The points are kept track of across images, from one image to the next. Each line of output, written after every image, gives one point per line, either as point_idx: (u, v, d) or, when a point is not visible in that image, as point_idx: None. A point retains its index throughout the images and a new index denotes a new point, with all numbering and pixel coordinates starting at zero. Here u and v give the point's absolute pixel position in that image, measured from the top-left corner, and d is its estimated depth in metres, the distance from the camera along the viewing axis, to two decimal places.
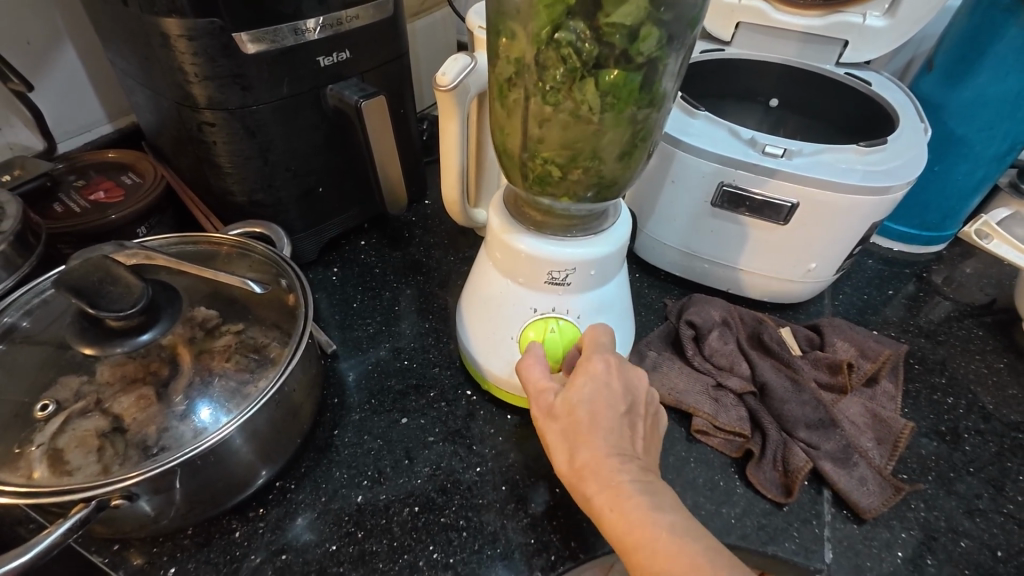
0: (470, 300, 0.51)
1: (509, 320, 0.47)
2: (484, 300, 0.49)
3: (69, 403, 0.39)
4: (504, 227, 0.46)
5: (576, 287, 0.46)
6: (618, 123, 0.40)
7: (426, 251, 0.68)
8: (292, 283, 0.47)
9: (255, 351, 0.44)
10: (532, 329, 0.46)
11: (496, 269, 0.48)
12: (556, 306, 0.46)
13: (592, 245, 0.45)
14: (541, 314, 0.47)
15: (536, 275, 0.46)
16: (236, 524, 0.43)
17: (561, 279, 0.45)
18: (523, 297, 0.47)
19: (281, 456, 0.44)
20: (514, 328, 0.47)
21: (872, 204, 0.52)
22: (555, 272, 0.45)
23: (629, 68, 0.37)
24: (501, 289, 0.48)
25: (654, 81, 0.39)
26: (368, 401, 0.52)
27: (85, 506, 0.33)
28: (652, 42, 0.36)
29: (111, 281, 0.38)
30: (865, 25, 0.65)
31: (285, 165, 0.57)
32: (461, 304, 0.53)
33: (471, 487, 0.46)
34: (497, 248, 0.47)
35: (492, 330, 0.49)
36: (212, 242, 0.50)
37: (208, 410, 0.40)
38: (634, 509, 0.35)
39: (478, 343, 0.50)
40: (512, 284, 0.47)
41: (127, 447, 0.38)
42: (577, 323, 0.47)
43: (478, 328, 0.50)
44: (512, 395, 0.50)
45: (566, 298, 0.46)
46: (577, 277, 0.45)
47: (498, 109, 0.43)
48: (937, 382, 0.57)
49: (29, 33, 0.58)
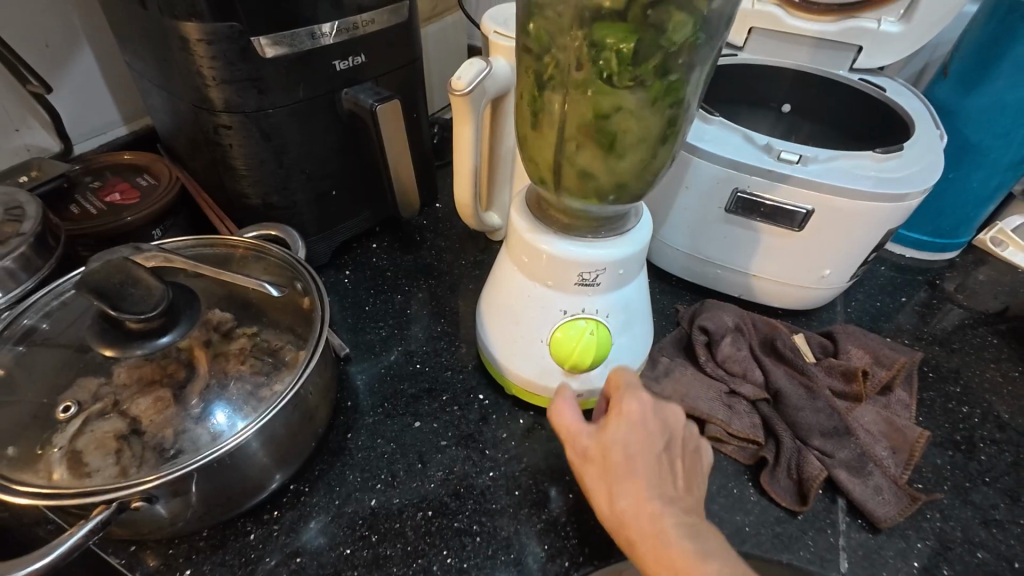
0: (492, 305, 0.51)
1: (538, 323, 0.47)
2: (509, 305, 0.49)
3: (87, 404, 0.40)
4: (530, 231, 0.46)
5: (606, 287, 0.46)
6: (648, 117, 0.40)
7: (438, 254, 0.69)
8: (307, 286, 0.47)
9: (270, 354, 0.44)
10: (562, 331, 0.47)
11: (522, 273, 0.48)
12: (586, 307, 0.47)
13: (620, 244, 0.45)
14: (572, 315, 0.47)
15: (566, 277, 0.45)
16: (251, 526, 0.43)
17: (591, 280, 0.45)
18: (552, 300, 0.47)
19: (296, 459, 0.44)
20: (544, 330, 0.47)
21: (888, 210, 0.51)
22: (585, 274, 0.45)
23: (658, 60, 0.37)
24: (529, 292, 0.47)
25: (684, 73, 0.39)
26: (381, 405, 0.52)
27: (106, 508, 0.33)
28: (683, 32, 0.36)
29: (132, 284, 0.38)
30: (879, 30, 0.65)
31: (300, 168, 0.57)
32: (480, 307, 0.53)
33: (484, 492, 0.46)
34: (524, 252, 0.47)
35: (518, 335, 0.49)
36: (227, 244, 0.50)
37: (224, 413, 0.40)
38: (677, 559, 0.36)
39: (500, 346, 0.50)
40: (541, 288, 0.47)
41: (144, 450, 0.39)
42: (606, 323, 0.47)
43: (500, 332, 0.50)
44: (532, 396, 0.50)
45: (594, 299, 0.46)
46: (607, 277, 0.46)
47: (526, 111, 0.44)
48: (952, 391, 0.56)
49: (47, 36, 0.58)
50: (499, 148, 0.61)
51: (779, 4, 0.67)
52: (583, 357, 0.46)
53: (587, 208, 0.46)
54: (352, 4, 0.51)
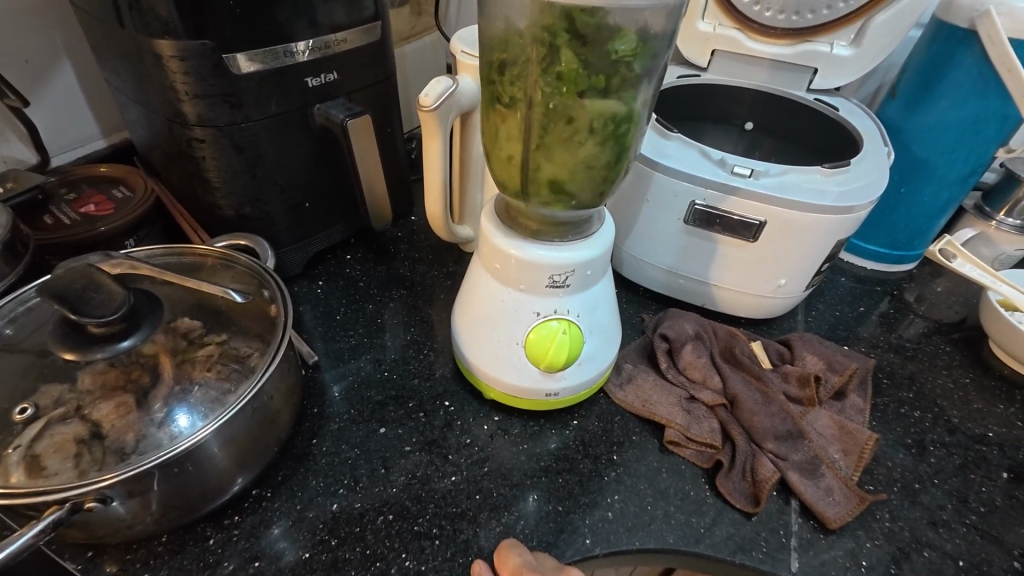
0: (467, 311, 0.52)
1: (513, 325, 0.49)
2: (483, 310, 0.50)
3: (48, 409, 0.40)
4: (501, 237, 0.47)
5: (575, 288, 0.48)
6: (604, 124, 0.42)
7: (412, 266, 0.70)
8: (273, 294, 0.48)
9: (236, 361, 0.45)
10: (535, 333, 0.48)
11: (495, 279, 0.49)
12: (557, 308, 0.48)
13: (586, 246, 0.47)
14: (544, 316, 0.48)
15: (537, 280, 0.47)
16: (211, 531, 0.43)
17: (561, 281, 0.47)
18: (525, 302, 0.48)
19: (257, 463, 0.45)
20: (519, 332, 0.49)
21: (837, 222, 0.54)
22: (556, 276, 0.46)
23: (607, 71, 0.39)
24: (502, 296, 0.49)
25: (634, 84, 0.41)
26: (348, 411, 0.52)
27: (59, 508, 0.34)
28: (627, 44, 0.38)
29: (95, 288, 0.39)
30: (833, 54, 0.68)
31: (273, 180, 0.58)
32: (455, 313, 0.55)
33: (445, 496, 0.46)
34: (496, 259, 0.48)
35: (494, 338, 0.50)
36: (196, 253, 0.51)
37: (185, 416, 0.41)
38: None
39: (474, 350, 0.51)
40: (514, 291, 0.48)
41: (105, 454, 0.39)
42: (577, 322, 0.49)
43: (476, 337, 0.51)
44: (507, 396, 0.52)
45: (566, 299, 0.48)
46: (575, 278, 0.47)
47: (491, 122, 0.45)
48: (905, 397, 0.58)
49: (28, 52, 0.60)
50: (471, 161, 0.62)
51: (739, 27, 0.70)
52: (558, 356, 0.48)
53: (553, 214, 0.48)
54: (325, 24, 0.54)
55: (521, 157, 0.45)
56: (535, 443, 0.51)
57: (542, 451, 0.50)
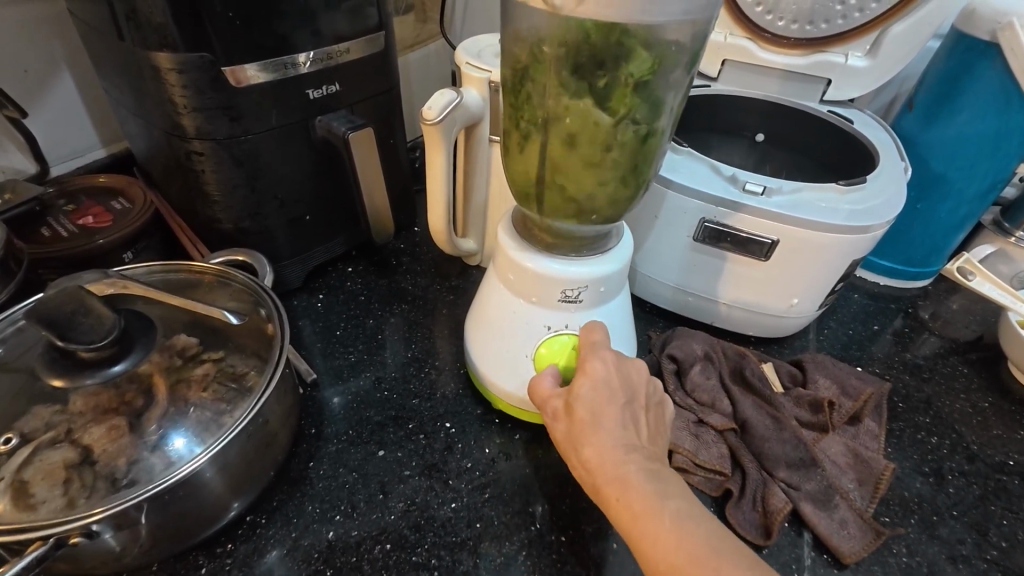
0: (479, 320, 0.51)
1: (522, 338, 0.47)
2: (493, 321, 0.49)
3: (38, 433, 0.39)
4: (514, 248, 0.46)
5: (588, 304, 0.46)
6: (623, 146, 0.40)
7: (413, 279, 0.69)
8: (269, 313, 0.47)
9: (233, 380, 0.44)
10: (546, 346, 0.47)
11: (507, 290, 0.48)
12: (569, 323, 0.47)
13: (601, 262, 0.45)
14: (555, 331, 0.47)
15: (549, 294, 0.46)
16: (203, 560, 0.42)
17: (574, 296, 0.46)
18: (537, 316, 0.47)
19: (253, 488, 0.43)
20: (528, 346, 0.47)
21: (852, 242, 0.52)
22: (569, 290, 0.45)
23: (620, 92, 0.38)
24: (513, 308, 0.48)
25: (650, 106, 0.39)
26: (346, 432, 0.51)
27: (43, 543, 0.33)
28: (641, 65, 0.37)
29: (83, 313, 0.38)
30: (847, 64, 0.66)
31: (273, 193, 0.57)
32: (467, 323, 0.54)
33: (445, 524, 0.45)
34: (509, 269, 0.47)
35: (503, 351, 0.49)
36: (193, 271, 0.49)
37: (182, 440, 0.40)
38: (638, 501, 0.35)
39: (484, 362, 0.50)
40: (525, 304, 0.47)
41: (95, 479, 0.38)
42: None
43: (485, 349, 0.50)
44: (517, 410, 0.50)
45: (578, 315, 0.47)
46: (588, 294, 0.46)
47: (509, 141, 0.44)
48: (922, 422, 0.56)
49: (26, 62, 0.59)
50: (480, 173, 0.61)
51: (750, 36, 0.68)
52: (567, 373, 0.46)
53: (569, 228, 0.46)
54: (327, 35, 0.52)
55: (539, 177, 0.43)
56: (538, 467, 0.49)
57: (545, 476, 0.49)
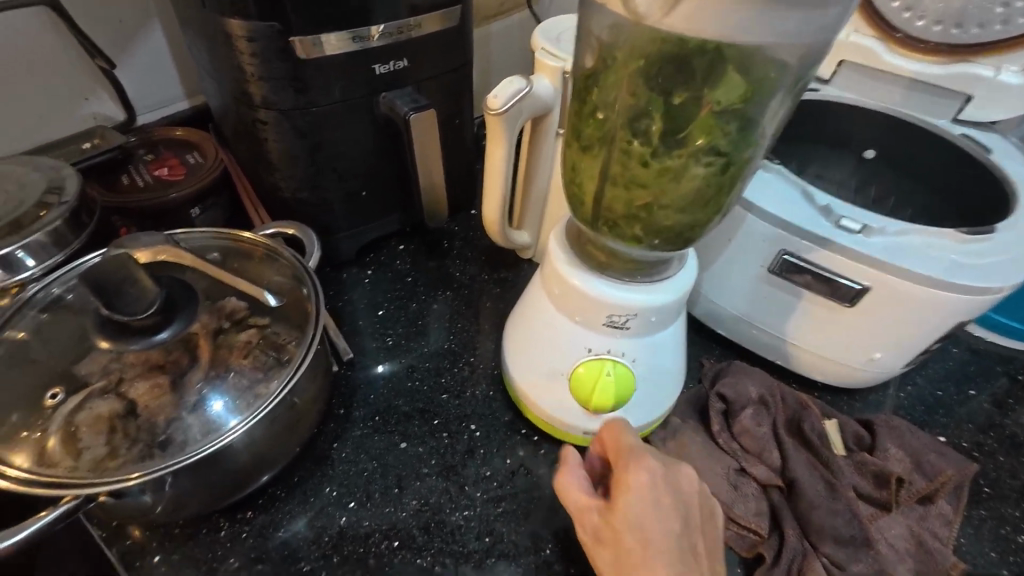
0: (518, 327, 0.48)
1: (560, 356, 0.44)
2: (532, 331, 0.46)
3: (93, 379, 0.41)
4: (564, 261, 0.43)
5: (636, 332, 0.42)
6: (693, 178, 0.35)
7: (462, 266, 0.67)
8: (310, 294, 0.46)
9: (274, 349, 0.45)
10: (585, 368, 0.43)
11: (551, 302, 0.45)
12: (612, 348, 0.43)
13: (656, 291, 0.41)
14: (595, 354, 0.43)
15: (594, 315, 0.42)
16: (224, 523, 0.44)
17: (621, 323, 0.42)
18: (578, 336, 0.43)
19: (277, 463, 0.45)
20: (565, 365, 0.44)
21: (962, 302, 0.44)
22: (616, 316, 0.41)
23: (700, 117, 0.33)
24: (554, 323, 0.44)
25: (733, 137, 0.34)
26: (372, 418, 0.51)
27: (75, 497, 0.36)
28: (731, 89, 0.32)
29: (130, 283, 0.39)
30: (998, 80, 0.54)
31: (332, 167, 0.57)
32: (506, 326, 0.51)
33: (454, 532, 0.44)
34: (555, 283, 0.43)
35: (538, 365, 0.46)
36: (245, 241, 0.50)
37: (220, 404, 0.41)
38: None
39: (517, 372, 0.48)
40: (567, 321, 0.44)
41: (136, 433, 0.40)
42: (632, 368, 0.43)
43: (520, 359, 0.48)
44: (546, 425, 0.48)
45: (623, 342, 0.43)
46: (638, 322, 0.42)
47: (567, 156, 0.40)
48: (1009, 514, 0.49)
49: (123, 13, 0.61)
50: (542, 169, 0.57)
51: (880, 35, 0.58)
52: (601, 401, 0.43)
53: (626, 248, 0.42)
54: (400, 8, 0.50)
55: (595, 199, 0.39)
56: (558, 489, 0.48)
57: None
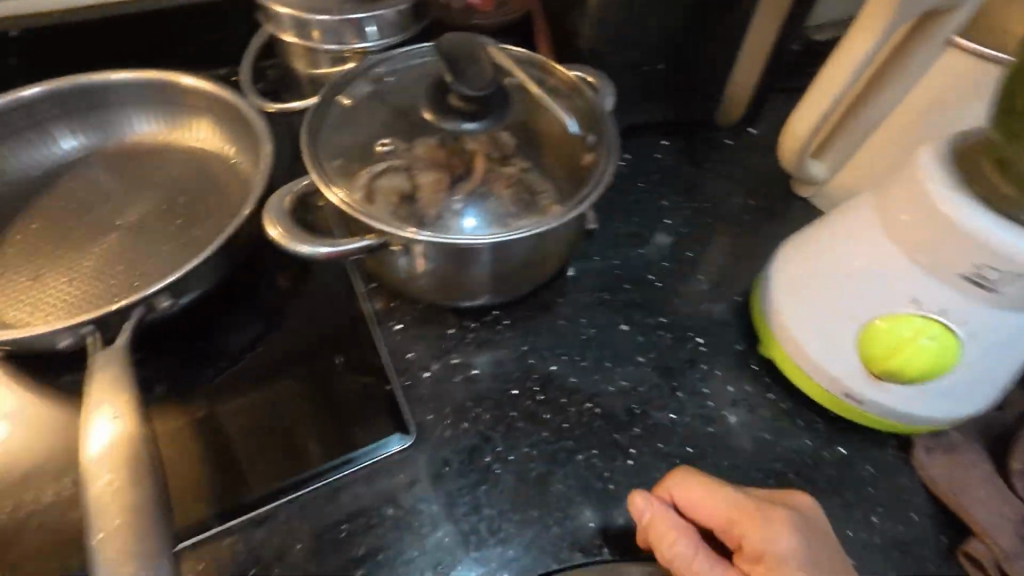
0: (807, 248, 0.41)
1: (866, 295, 0.37)
2: (834, 256, 0.39)
3: (397, 154, 0.43)
4: (936, 182, 0.34)
5: (997, 300, 0.34)
6: None
7: (726, 180, 0.59)
8: (601, 147, 0.44)
9: (529, 193, 0.43)
10: (889, 321, 0.37)
11: (882, 228, 0.37)
12: (946, 309, 0.35)
13: None
14: (918, 309, 0.36)
15: (953, 261, 0.34)
16: (453, 321, 0.46)
17: (987, 281, 0.33)
18: (907, 279, 0.36)
19: (512, 291, 0.46)
20: (868, 308, 0.37)
21: None
22: (986, 269, 0.33)
23: None
24: (878, 253, 0.37)
25: None
26: (599, 290, 0.49)
27: (376, 238, 0.38)
28: None
29: (474, 61, 0.40)
30: None
31: (646, 25, 0.51)
32: (781, 244, 0.44)
33: (657, 428, 0.42)
34: (904, 205, 0.35)
35: (827, 298, 0.39)
36: (555, 73, 0.48)
37: (473, 220, 0.41)
38: None
39: (784, 296, 0.41)
40: (902, 256, 0.36)
41: (410, 214, 0.41)
42: (961, 341, 0.36)
43: (798, 282, 0.40)
44: (795, 369, 0.42)
45: (970, 305, 0.35)
46: (1015, 288, 0.33)
47: None
48: None
49: None
50: (900, 86, 0.45)
51: None
52: (908, 361, 0.36)
53: None
54: None
55: None
56: (776, 439, 0.42)
57: (780, 452, 0.42)
